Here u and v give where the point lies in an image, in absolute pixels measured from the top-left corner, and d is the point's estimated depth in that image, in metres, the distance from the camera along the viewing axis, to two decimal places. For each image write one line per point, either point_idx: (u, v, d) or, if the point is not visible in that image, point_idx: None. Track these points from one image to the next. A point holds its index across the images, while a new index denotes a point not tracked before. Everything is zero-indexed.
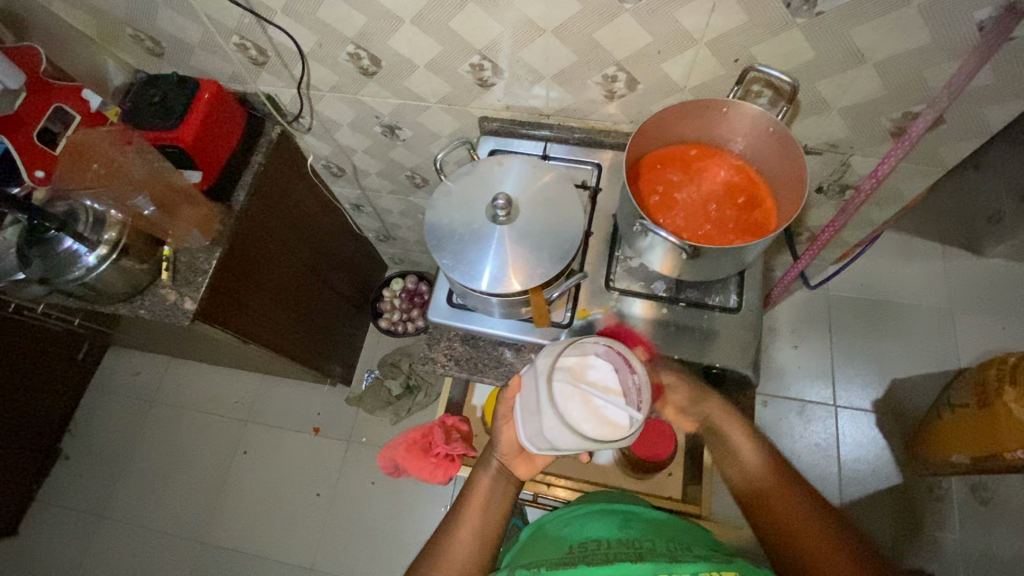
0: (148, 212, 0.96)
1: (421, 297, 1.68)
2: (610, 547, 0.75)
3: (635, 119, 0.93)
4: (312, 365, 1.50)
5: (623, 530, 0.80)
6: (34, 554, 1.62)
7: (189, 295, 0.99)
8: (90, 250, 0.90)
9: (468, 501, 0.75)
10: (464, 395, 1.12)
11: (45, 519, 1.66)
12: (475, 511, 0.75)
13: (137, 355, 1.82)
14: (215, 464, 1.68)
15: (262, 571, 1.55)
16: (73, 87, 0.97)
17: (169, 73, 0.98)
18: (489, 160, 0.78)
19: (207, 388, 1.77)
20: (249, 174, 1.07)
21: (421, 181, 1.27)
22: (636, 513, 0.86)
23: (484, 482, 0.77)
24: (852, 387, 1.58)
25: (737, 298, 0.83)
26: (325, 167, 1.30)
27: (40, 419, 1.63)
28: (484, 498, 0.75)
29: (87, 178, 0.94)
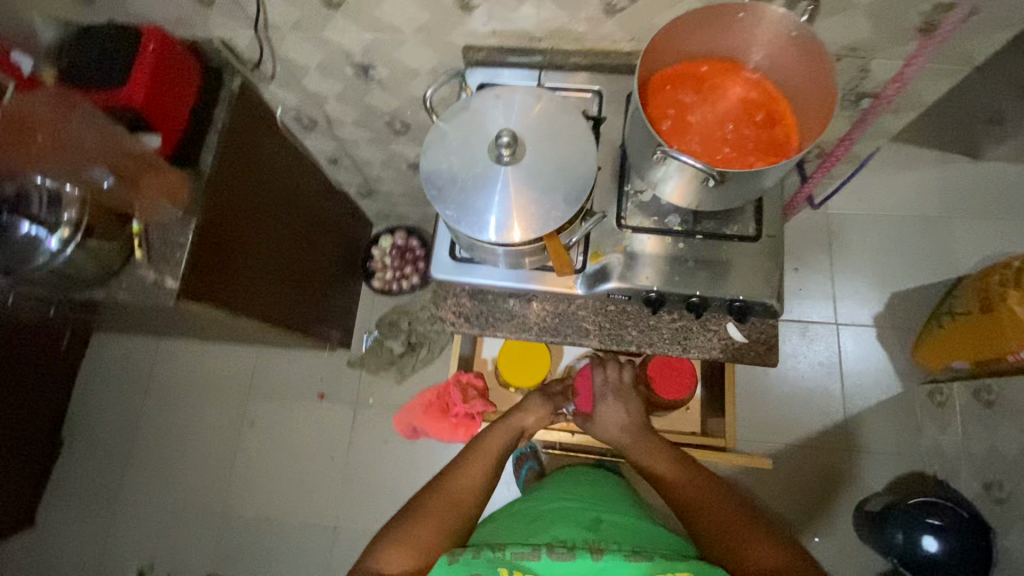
0: (107, 184, 0.87)
1: (413, 252, 1.63)
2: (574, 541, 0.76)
3: (637, 36, 0.84)
4: (309, 332, 1.46)
5: (589, 524, 0.82)
6: (56, 542, 1.62)
7: (169, 272, 0.91)
8: (52, 233, 0.84)
9: (479, 454, 0.87)
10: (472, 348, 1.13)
11: (60, 509, 1.65)
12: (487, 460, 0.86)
13: (124, 338, 1.75)
14: (223, 439, 1.66)
15: (287, 535, 1.58)
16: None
17: (101, 25, 0.86)
18: (487, 95, 0.70)
19: (202, 364, 1.72)
20: (213, 134, 0.97)
21: (402, 127, 1.17)
22: (610, 508, 0.88)
23: (497, 438, 0.90)
24: (854, 303, 1.58)
25: (756, 225, 0.79)
26: (295, 119, 1.19)
27: (34, 412, 1.58)
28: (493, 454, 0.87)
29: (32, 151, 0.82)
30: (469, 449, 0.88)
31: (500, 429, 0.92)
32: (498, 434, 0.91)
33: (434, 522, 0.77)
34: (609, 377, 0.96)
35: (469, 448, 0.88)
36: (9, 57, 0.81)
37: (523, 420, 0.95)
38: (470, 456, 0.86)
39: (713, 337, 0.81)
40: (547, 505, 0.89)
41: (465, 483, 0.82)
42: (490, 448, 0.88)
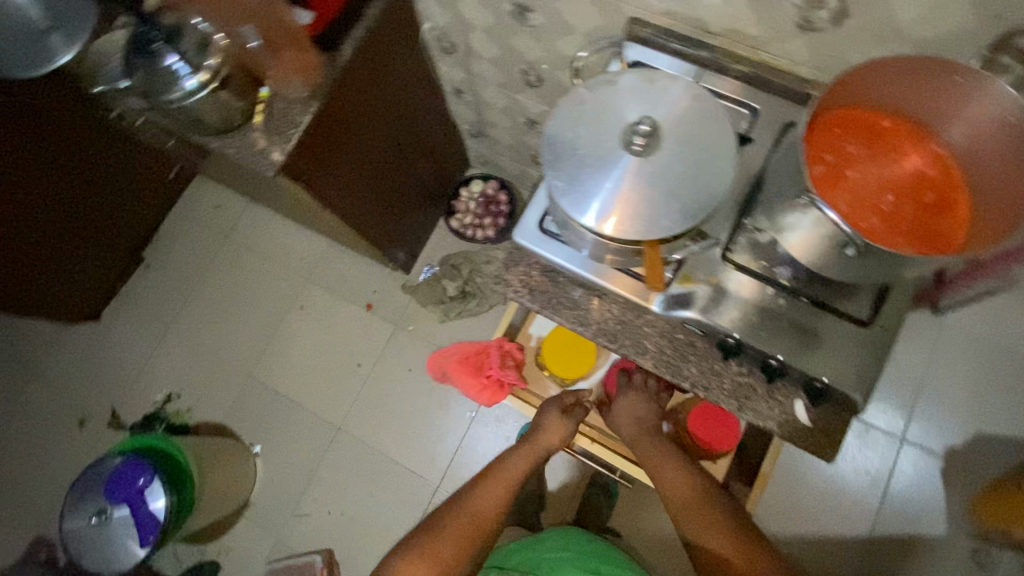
0: (253, 45, 0.90)
1: (498, 206, 1.64)
2: None
3: (822, 64, 0.75)
4: (379, 245, 1.49)
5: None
6: (112, 342, 1.81)
7: (279, 146, 0.95)
8: (192, 73, 0.86)
9: (501, 476, 0.97)
10: (523, 321, 1.21)
11: (123, 316, 1.82)
12: (508, 479, 0.97)
13: (220, 189, 1.88)
14: (271, 311, 1.77)
15: (295, 417, 1.67)
16: None
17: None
18: (624, 84, 0.64)
19: (276, 238, 1.82)
20: (359, 30, 0.98)
21: (535, 81, 1.14)
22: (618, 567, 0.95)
23: (524, 455, 1.00)
24: (929, 426, 1.43)
25: (871, 312, 0.70)
26: (437, 39, 1.17)
27: (125, 224, 1.74)
28: (514, 475, 0.98)
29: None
30: (495, 467, 0.99)
31: (527, 446, 1.01)
32: (526, 452, 1.01)
33: (452, 539, 0.89)
34: (633, 380, 1.08)
35: (494, 466, 0.99)
36: None
37: (551, 437, 1.03)
38: (492, 476, 0.97)
39: (775, 407, 0.75)
40: (550, 556, 0.97)
41: (484, 502, 0.94)
42: (512, 469, 0.98)
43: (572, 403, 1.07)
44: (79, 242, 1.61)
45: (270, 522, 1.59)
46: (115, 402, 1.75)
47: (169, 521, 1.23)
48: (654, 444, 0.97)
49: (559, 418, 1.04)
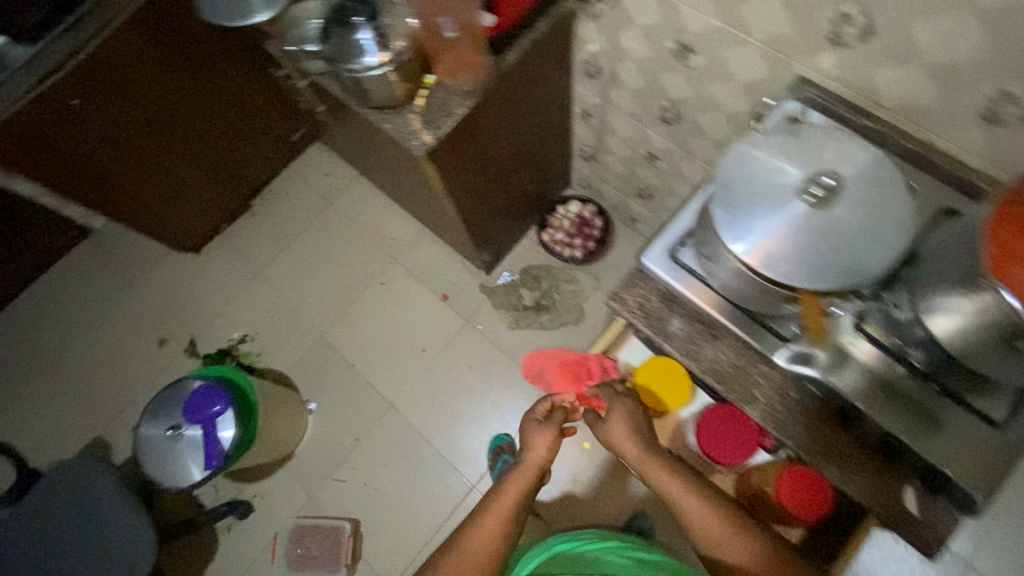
0: (448, 36, 0.97)
1: (591, 229, 1.67)
2: None
3: (991, 156, 0.75)
4: (474, 240, 1.54)
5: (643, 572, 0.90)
6: (204, 276, 1.92)
7: (431, 130, 1.01)
8: (377, 52, 0.93)
9: (494, 515, 0.89)
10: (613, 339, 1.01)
11: (220, 254, 1.95)
12: (502, 514, 0.90)
13: (335, 159, 2.01)
14: (354, 281, 1.85)
15: (353, 386, 1.73)
16: None
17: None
18: (754, 141, 0.67)
19: (374, 214, 1.92)
20: (525, 40, 1.05)
21: (671, 119, 1.17)
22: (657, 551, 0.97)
23: (516, 486, 0.92)
24: (1001, 556, 1.33)
25: (1005, 414, 0.68)
26: (584, 62, 1.23)
27: (245, 171, 1.87)
28: (507, 509, 0.90)
29: None
30: (486, 506, 0.91)
31: (518, 474, 0.94)
32: (517, 480, 0.94)
33: None
34: (618, 389, 0.95)
35: (486, 504, 0.91)
36: None
37: (538, 459, 0.96)
38: (485, 517, 0.89)
39: (880, 484, 0.73)
40: (593, 551, 0.94)
41: (480, 549, 0.86)
42: (506, 504, 0.91)
43: (552, 413, 1.01)
44: (204, 176, 1.75)
45: (309, 479, 1.64)
46: (194, 330, 1.86)
47: (232, 453, 1.29)
48: (658, 461, 0.86)
49: (545, 434, 0.97)
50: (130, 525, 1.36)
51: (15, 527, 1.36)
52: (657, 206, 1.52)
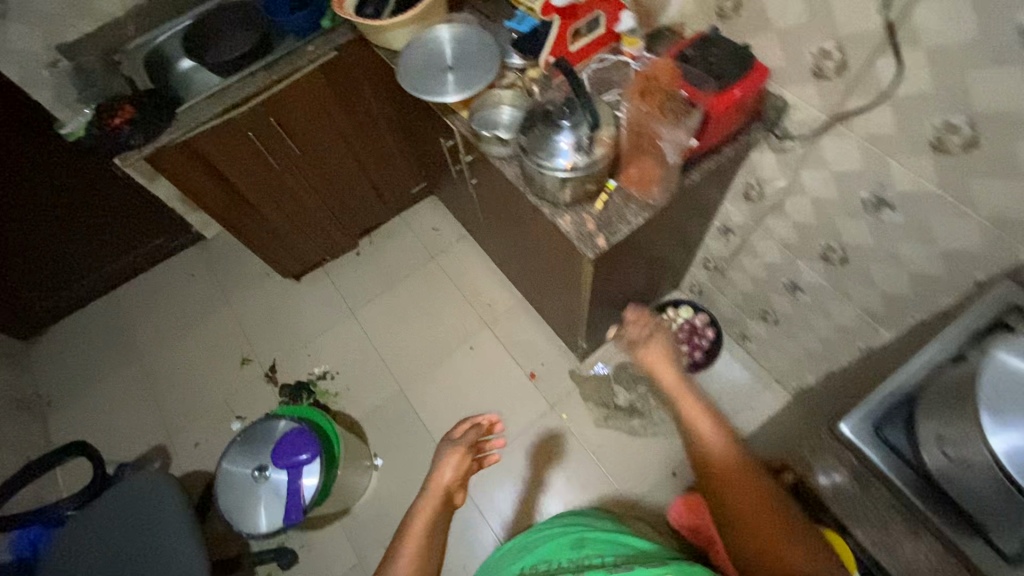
0: (670, 157, 0.95)
1: (700, 339, 1.61)
2: (557, 565, 0.95)
3: None
4: (583, 329, 1.50)
5: (574, 547, 0.98)
6: (298, 304, 1.94)
7: (605, 233, 0.99)
8: (571, 156, 0.93)
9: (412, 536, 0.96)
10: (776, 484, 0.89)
11: (318, 285, 1.97)
12: (419, 536, 0.96)
13: (445, 215, 2.05)
14: (443, 339, 1.83)
15: (424, 448, 1.67)
16: (621, 4, 1.11)
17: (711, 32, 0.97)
18: (1011, 342, 0.63)
19: (474, 276, 1.93)
20: (710, 161, 1.04)
21: (835, 260, 1.13)
22: (598, 528, 1.03)
23: (429, 504, 1.00)
24: None
25: None
26: (747, 185, 1.21)
27: (363, 212, 1.92)
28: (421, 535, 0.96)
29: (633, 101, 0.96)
30: (403, 531, 0.98)
31: (427, 495, 1.01)
32: (429, 500, 1.01)
33: None
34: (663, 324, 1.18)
35: (404, 527, 0.98)
36: (620, 13, 1.12)
37: (443, 478, 1.04)
38: (402, 545, 0.95)
39: None
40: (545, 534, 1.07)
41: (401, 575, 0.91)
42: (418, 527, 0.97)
43: (462, 436, 1.10)
44: (330, 212, 1.81)
45: (362, 539, 1.56)
46: (277, 355, 1.86)
47: (311, 506, 1.24)
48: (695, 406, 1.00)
49: (451, 454, 1.07)
50: (185, 560, 1.29)
51: (76, 532, 1.32)
52: (781, 332, 1.45)
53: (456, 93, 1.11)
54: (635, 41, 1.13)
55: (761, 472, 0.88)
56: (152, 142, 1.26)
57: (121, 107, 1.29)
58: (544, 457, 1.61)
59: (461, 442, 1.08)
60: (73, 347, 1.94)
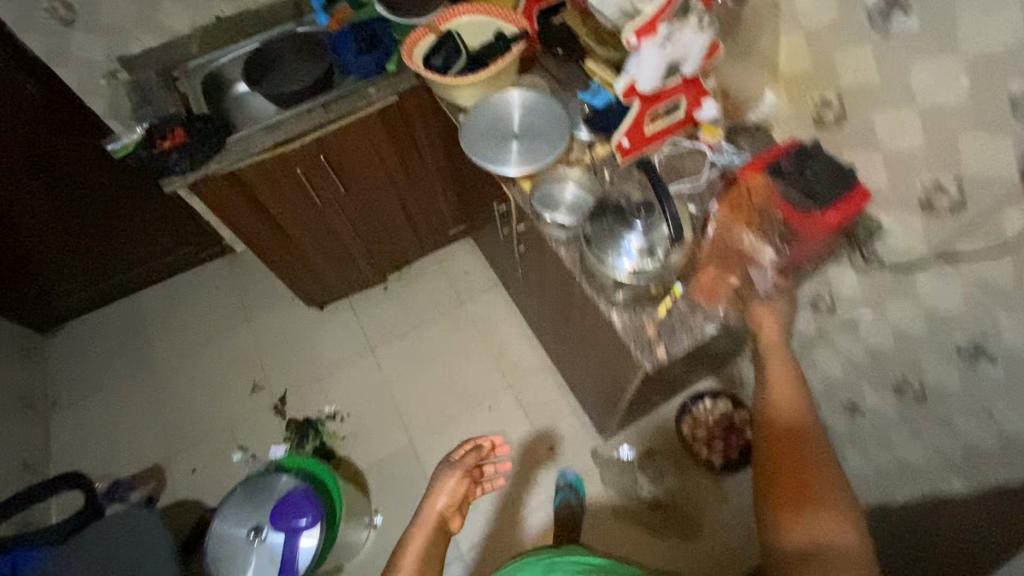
0: (756, 281, 0.90)
1: (739, 438, 1.49)
2: None
3: None
4: (614, 414, 1.40)
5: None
6: (317, 334, 1.88)
7: (665, 343, 0.89)
8: (636, 261, 0.87)
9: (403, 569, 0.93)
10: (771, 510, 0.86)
11: (340, 317, 1.91)
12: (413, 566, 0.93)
13: (480, 260, 1.98)
14: (461, 393, 1.75)
15: None
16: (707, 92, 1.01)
17: (813, 143, 0.88)
18: None
19: (501, 329, 1.84)
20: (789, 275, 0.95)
21: (910, 395, 1.02)
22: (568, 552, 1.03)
23: (422, 533, 0.98)
24: None
25: None
26: (817, 296, 1.12)
27: (397, 249, 1.86)
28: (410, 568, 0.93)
29: (722, 214, 0.91)
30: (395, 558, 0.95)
31: (420, 523, 0.99)
32: (421, 528, 0.99)
33: None
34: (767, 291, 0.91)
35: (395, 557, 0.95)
36: (704, 100, 1.02)
37: (438, 503, 1.02)
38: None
39: None
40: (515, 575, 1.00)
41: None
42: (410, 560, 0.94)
43: (462, 459, 1.09)
44: (365, 247, 1.75)
45: None
46: (289, 386, 1.79)
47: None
48: (787, 367, 0.89)
49: (448, 478, 1.06)
50: None
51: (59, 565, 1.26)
52: None
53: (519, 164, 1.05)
54: (715, 131, 1.03)
55: (817, 432, 0.83)
56: (198, 172, 1.21)
57: (171, 131, 1.24)
58: (530, 464, 1.60)
59: (459, 463, 1.07)
60: (89, 348, 1.91)
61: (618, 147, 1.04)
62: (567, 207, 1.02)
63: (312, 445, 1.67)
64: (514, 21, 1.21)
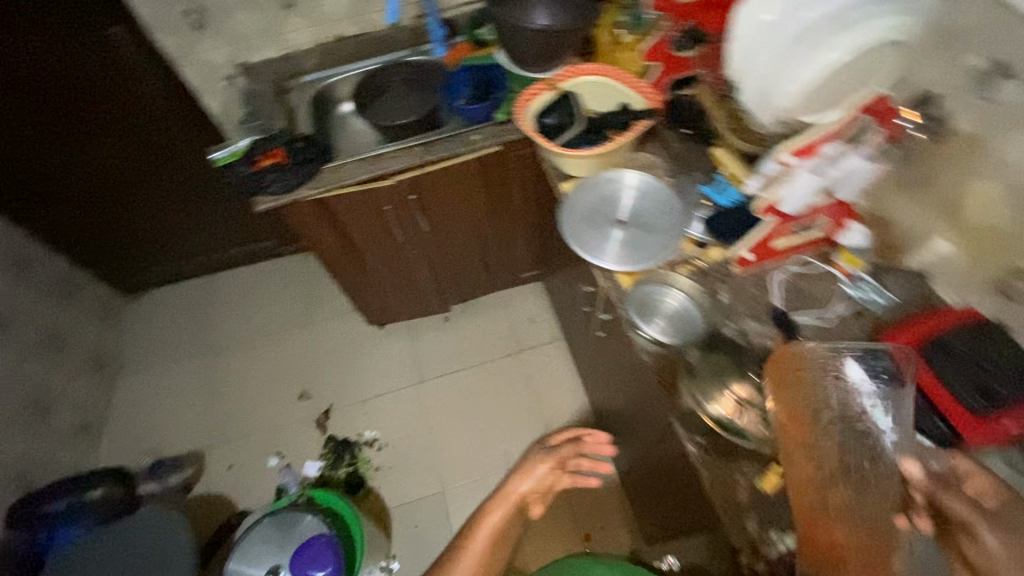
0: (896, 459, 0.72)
1: None
2: None
3: None
4: (665, 529, 1.26)
5: None
6: (372, 353, 1.85)
7: (757, 517, 0.77)
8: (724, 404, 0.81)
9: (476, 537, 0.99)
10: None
11: (396, 340, 1.87)
12: (489, 533, 1.00)
13: (549, 309, 1.88)
14: (504, 448, 1.67)
15: None
16: (856, 216, 0.89)
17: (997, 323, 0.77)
18: None
19: (557, 390, 1.74)
20: None
21: None
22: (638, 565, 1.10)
23: (500, 509, 1.02)
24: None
25: None
26: None
27: (467, 283, 1.80)
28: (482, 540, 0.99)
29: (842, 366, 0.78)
30: (472, 524, 1.01)
31: (503, 496, 1.03)
32: (504, 500, 1.03)
33: None
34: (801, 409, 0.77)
35: (472, 524, 1.01)
36: (850, 224, 0.90)
37: (521, 484, 1.05)
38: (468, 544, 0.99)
39: None
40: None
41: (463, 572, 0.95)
42: (484, 535, 0.99)
43: (555, 448, 1.09)
44: (435, 277, 1.71)
45: None
46: (335, 400, 1.78)
47: None
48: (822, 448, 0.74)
49: (538, 463, 1.06)
50: None
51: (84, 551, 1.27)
52: None
53: (620, 257, 0.96)
54: (855, 261, 0.92)
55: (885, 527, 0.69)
56: (290, 194, 1.20)
57: (271, 150, 1.21)
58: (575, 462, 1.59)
59: (554, 452, 1.07)
60: (162, 318, 1.98)
61: (739, 260, 0.95)
62: (660, 314, 0.91)
63: (345, 469, 1.64)
64: (641, 91, 1.12)
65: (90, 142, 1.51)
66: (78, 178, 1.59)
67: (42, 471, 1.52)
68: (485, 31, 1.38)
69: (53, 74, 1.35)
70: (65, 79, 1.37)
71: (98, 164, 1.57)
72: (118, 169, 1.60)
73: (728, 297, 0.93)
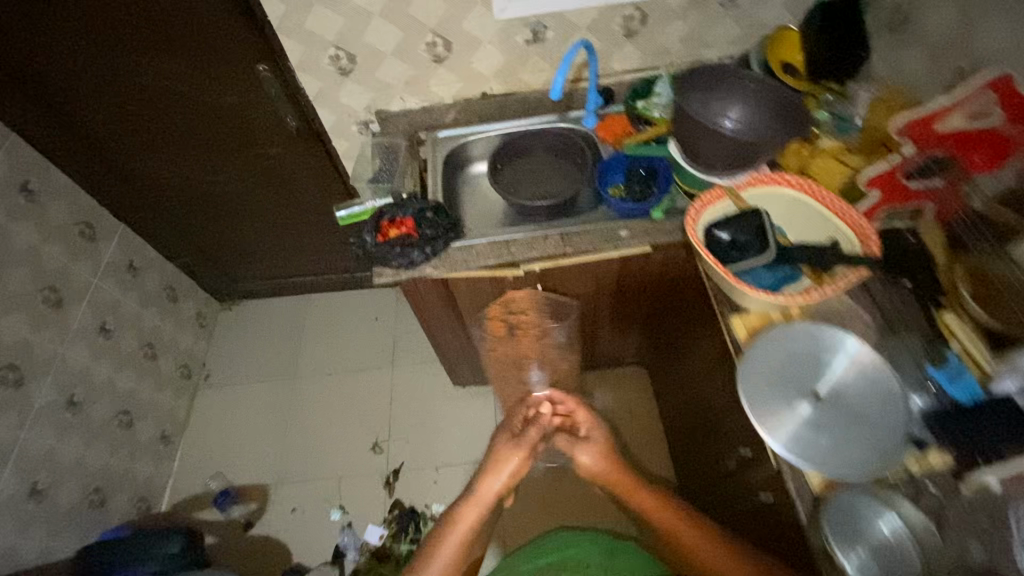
0: None
1: None
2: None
3: None
4: None
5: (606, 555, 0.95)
6: (451, 414, 1.73)
7: None
8: None
9: (454, 532, 0.90)
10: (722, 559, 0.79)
11: (479, 404, 1.74)
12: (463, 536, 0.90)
13: (650, 403, 1.68)
14: None
15: None
16: None
17: None
18: None
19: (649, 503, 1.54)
20: None
21: None
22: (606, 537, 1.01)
23: (475, 512, 0.93)
24: None
25: None
26: None
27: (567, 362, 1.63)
28: (461, 539, 0.90)
29: None
30: (446, 523, 0.91)
31: (474, 499, 0.94)
32: (475, 504, 0.94)
33: None
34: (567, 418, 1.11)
35: (448, 519, 0.92)
36: None
37: (497, 482, 0.97)
38: (443, 543, 0.89)
39: None
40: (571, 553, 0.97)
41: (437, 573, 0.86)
42: (457, 535, 0.90)
43: (521, 435, 1.04)
44: None
45: None
46: (407, 460, 1.67)
47: None
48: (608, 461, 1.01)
49: (512, 455, 1.00)
50: None
51: None
52: None
53: (799, 441, 0.77)
54: None
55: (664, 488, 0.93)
56: (413, 270, 1.09)
57: (401, 220, 1.11)
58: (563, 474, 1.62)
59: (524, 440, 1.01)
60: (252, 334, 1.97)
61: (979, 485, 0.72)
62: (834, 534, 0.71)
63: (407, 544, 1.52)
64: (853, 223, 0.91)
65: (214, 164, 1.47)
66: (180, 178, 1.51)
67: (119, 483, 1.51)
68: (641, 101, 1.22)
69: (166, 78, 1.22)
70: (176, 83, 1.24)
71: (217, 184, 1.53)
72: (225, 182, 1.53)
73: (974, 549, 0.71)
